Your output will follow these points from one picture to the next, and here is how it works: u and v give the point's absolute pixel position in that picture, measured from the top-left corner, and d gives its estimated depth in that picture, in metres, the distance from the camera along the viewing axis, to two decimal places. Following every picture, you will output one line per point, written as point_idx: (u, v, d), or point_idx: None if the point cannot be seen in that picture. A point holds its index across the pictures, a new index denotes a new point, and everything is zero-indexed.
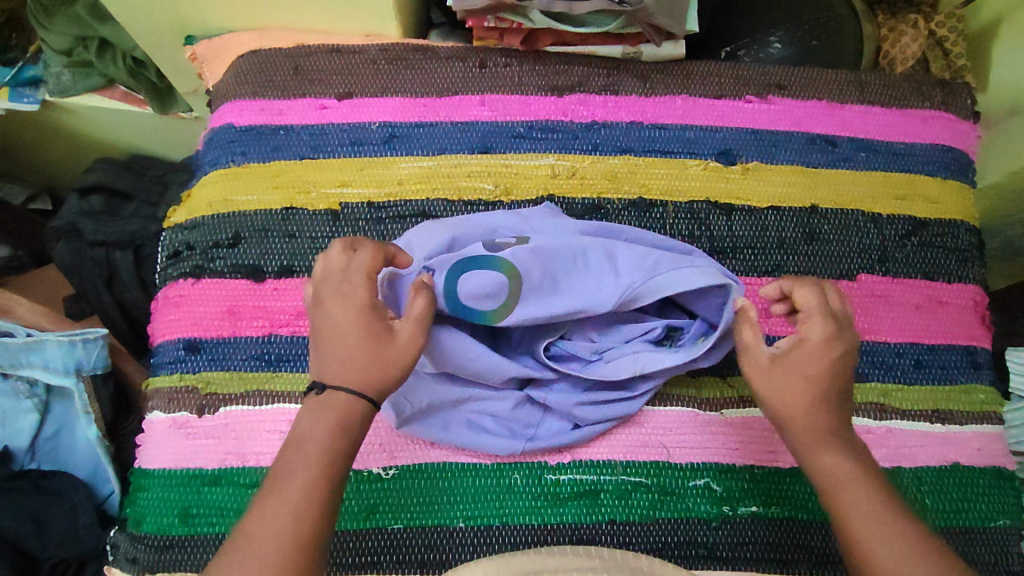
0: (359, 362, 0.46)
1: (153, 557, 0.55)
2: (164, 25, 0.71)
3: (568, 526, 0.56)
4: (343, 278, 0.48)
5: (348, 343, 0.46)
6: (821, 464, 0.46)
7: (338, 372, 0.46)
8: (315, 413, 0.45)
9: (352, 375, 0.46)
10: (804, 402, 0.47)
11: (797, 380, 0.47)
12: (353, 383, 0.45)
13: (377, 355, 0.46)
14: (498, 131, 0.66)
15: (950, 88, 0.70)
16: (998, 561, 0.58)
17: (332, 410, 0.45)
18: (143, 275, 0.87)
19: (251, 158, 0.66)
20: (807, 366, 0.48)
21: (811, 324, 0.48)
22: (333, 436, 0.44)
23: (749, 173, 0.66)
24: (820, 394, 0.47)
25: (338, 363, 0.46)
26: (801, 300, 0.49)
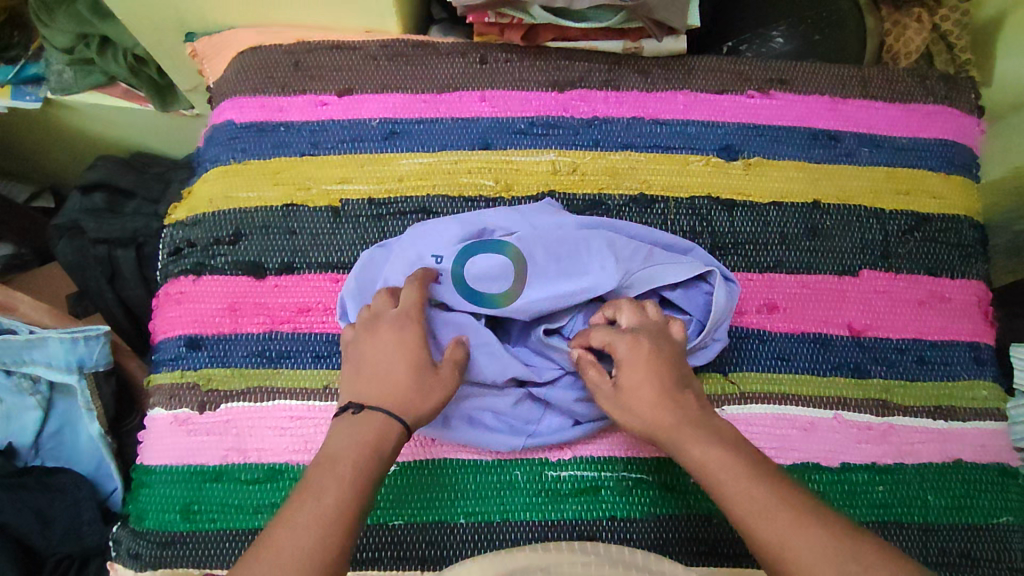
0: (400, 390, 0.48)
1: (155, 552, 0.55)
2: (165, 22, 0.71)
3: (568, 522, 0.56)
4: (398, 313, 0.52)
5: (393, 372, 0.49)
6: (691, 459, 0.46)
7: (377, 393, 0.48)
8: (349, 430, 0.46)
9: (392, 402, 0.48)
10: (650, 416, 0.48)
11: (636, 397, 0.48)
12: (392, 411, 0.48)
13: (420, 386, 0.49)
14: (499, 127, 0.66)
15: (954, 83, 0.70)
16: (1000, 558, 0.57)
17: (367, 430, 0.46)
18: (145, 272, 0.88)
19: (252, 155, 0.66)
20: (631, 379, 0.49)
21: (615, 345, 0.50)
22: (366, 454, 0.45)
23: (751, 169, 0.66)
24: (655, 403, 0.48)
25: (379, 389, 0.48)
26: (600, 334, 0.52)
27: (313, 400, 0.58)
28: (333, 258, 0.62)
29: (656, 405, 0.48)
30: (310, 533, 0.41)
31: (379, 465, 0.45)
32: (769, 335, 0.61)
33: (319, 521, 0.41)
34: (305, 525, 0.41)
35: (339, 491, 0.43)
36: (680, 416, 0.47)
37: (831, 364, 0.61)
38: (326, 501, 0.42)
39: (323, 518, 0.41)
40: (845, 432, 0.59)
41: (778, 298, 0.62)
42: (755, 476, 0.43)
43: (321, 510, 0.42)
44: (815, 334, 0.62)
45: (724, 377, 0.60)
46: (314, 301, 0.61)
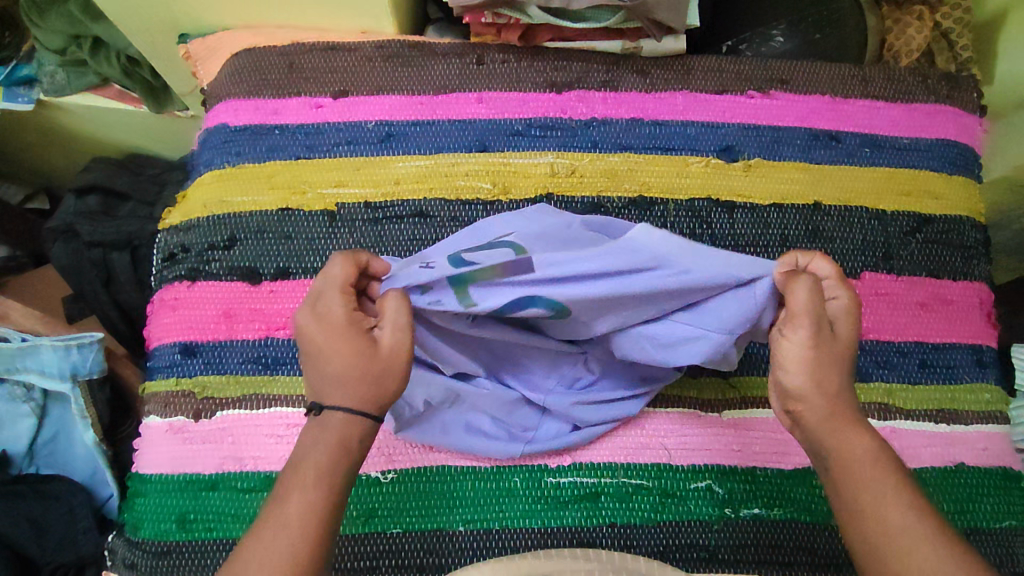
0: (346, 378, 0.43)
1: (151, 562, 0.55)
2: (157, 24, 0.70)
3: (569, 529, 0.55)
4: (317, 298, 0.45)
5: (331, 362, 0.43)
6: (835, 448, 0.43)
7: (330, 391, 0.43)
8: (313, 435, 0.43)
9: (345, 392, 0.43)
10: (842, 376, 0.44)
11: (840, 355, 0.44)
12: (348, 400, 0.43)
13: (361, 366, 0.43)
14: (496, 129, 0.65)
15: (956, 81, 0.69)
16: (1003, 562, 0.57)
17: (329, 430, 0.43)
18: (140, 275, 0.87)
19: (246, 158, 0.65)
20: (846, 337, 0.45)
21: (836, 293, 0.46)
22: (333, 456, 0.42)
23: (751, 171, 0.65)
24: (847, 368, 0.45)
25: (327, 383, 0.44)
26: (825, 274, 0.47)
27: (308, 407, 0.58)
28: (329, 262, 0.62)
29: (848, 372, 0.45)
30: (277, 544, 0.39)
31: (349, 468, 0.43)
32: None
33: (289, 531, 0.40)
34: (274, 535, 0.40)
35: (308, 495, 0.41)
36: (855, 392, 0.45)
37: None
38: (297, 506, 0.41)
39: (295, 527, 0.40)
40: None
41: None
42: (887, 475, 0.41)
43: (291, 517, 0.40)
44: None
45: (724, 382, 0.60)
46: None
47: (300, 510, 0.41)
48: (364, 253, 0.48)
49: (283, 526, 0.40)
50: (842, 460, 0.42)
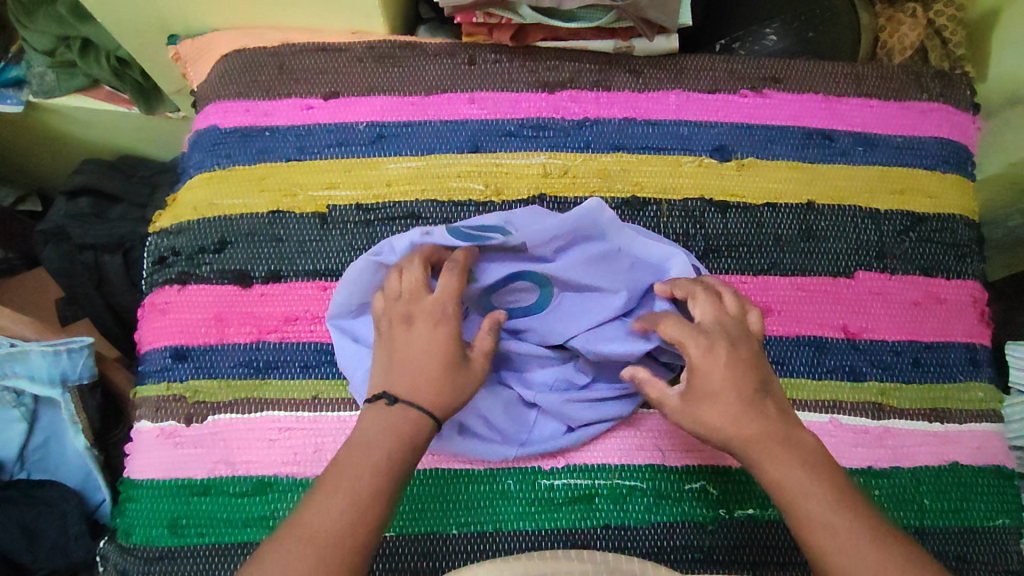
0: (434, 385, 0.48)
1: (141, 568, 0.55)
2: (146, 24, 0.70)
3: (562, 531, 0.55)
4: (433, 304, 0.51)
5: (422, 364, 0.49)
6: (771, 479, 0.45)
7: (410, 388, 0.48)
8: (380, 423, 0.47)
9: (425, 395, 0.48)
10: (727, 424, 0.46)
11: (714, 405, 0.46)
12: (424, 403, 0.48)
13: (450, 377, 0.49)
14: (488, 130, 0.65)
15: (949, 79, 0.69)
16: (996, 561, 0.57)
17: (401, 422, 0.47)
18: (132, 278, 0.86)
19: (237, 161, 0.64)
20: (711, 380, 0.47)
21: (688, 347, 0.48)
22: (399, 445, 0.46)
23: (744, 170, 0.65)
24: (732, 411, 0.46)
25: (409, 378, 0.48)
26: (673, 332, 0.49)
27: (301, 410, 0.58)
28: (320, 265, 0.61)
29: (733, 415, 0.46)
30: (340, 517, 0.42)
31: (410, 458, 0.46)
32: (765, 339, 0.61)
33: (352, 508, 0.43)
34: (336, 509, 0.42)
35: (372, 479, 0.44)
36: (761, 425, 0.46)
37: (826, 368, 0.61)
38: (362, 485, 0.44)
39: (355, 506, 0.43)
40: (840, 436, 0.59)
41: (772, 301, 0.62)
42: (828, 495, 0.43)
43: (353, 495, 0.43)
44: (810, 337, 0.61)
45: None
46: (302, 310, 0.60)
47: (363, 490, 0.43)
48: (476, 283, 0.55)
49: (344, 501, 0.43)
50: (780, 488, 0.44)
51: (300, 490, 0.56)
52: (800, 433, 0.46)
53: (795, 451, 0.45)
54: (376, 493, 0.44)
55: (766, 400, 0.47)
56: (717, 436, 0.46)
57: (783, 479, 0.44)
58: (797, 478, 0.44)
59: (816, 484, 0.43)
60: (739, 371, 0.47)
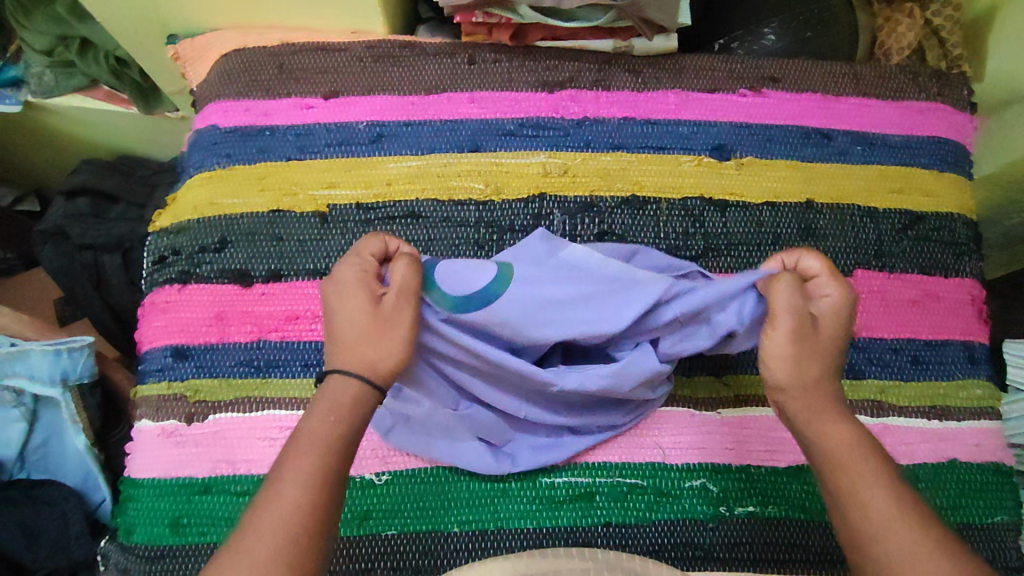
0: (354, 344, 0.45)
1: (142, 567, 0.55)
2: (146, 24, 0.70)
3: (564, 529, 0.55)
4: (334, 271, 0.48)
5: (339, 325, 0.46)
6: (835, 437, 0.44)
7: (338, 355, 0.45)
8: (322, 398, 0.44)
9: (351, 359, 0.45)
10: (820, 365, 0.46)
11: (818, 348, 0.46)
12: (353, 367, 0.45)
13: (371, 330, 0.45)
14: (488, 129, 0.65)
15: (947, 78, 0.69)
16: (995, 557, 0.58)
17: (333, 394, 0.44)
18: (132, 278, 0.86)
19: (237, 161, 0.64)
20: (830, 331, 0.47)
21: (830, 287, 0.48)
22: (341, 417, 0.43)
23: (744, 169, 0.65)
24: (825, 359, 0.46)
25: (335, 348, 0.46)
26: (811, 269, 0.49)
27: (301, 409, 0.58)
28: (321, 264, 0.61)
29: (826, 366, 0.46)
30: (283, 509, 0.40)
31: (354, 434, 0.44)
32: None
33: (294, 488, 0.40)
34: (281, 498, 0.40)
35: (315, 460, 0.41)
36: (834, 385, 0.46)
37: None
38: (303, 468, 0.41)
39: (300, 492, 0.40)
40: None
41: None
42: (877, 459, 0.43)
43: (296, 482, 0.40)
44: None
45: (718, 380, 0.60)
46: (303, 309, 0.60)
47: (307, 476, 0.41)
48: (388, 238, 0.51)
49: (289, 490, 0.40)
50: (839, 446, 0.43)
51: None
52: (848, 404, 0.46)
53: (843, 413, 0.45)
54: (320, 477, 0.41)
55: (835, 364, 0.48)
56: (805, 371, 0.46)
57: (837, 438, 0.44)
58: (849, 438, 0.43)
59: (869, 448, 0.43)
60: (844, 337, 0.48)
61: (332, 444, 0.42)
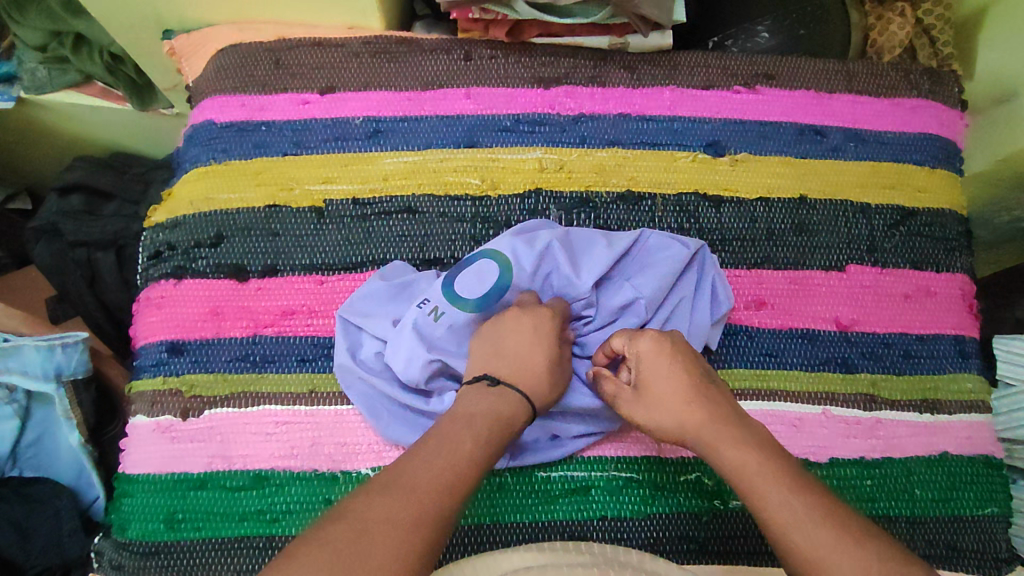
0: (533, 373, 0.49)
1: (138, 563, 0.55)
2: (141, 19, 0.69)
3: (560, 523, 0.55)
4: (534, 305, 0.53)
5: (525, 351, 0.50)
6: (728, 464, 0.45)
7: (511, 372, 0.49)
8: (485, 398, 0.47)
9: (525, 380, 0.49)
10: (674, 405, 0.48)
11: (662, 392, 0.49)
12: (523, 387, 0.48)
13: (550, 370, 0.50)
14: (484, 125, 0.65)
15: (938, 76, 0.70)
16: (985, 548, 0.58)
17: (502, 402, 0.47)
18: (125, 274, 0.86)
19: (233, 156, 0.64)
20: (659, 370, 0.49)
21: (639, 338, 0.51)
22: (500, 425, 0.46)
23: (738, 166, 0.66)
24: (677, 393, 0.48)
25: (513, 363, 0.49)
26: (620, 345, 0.52)
27: (297, 404, 0.57)
28: (317, 259, 0.61)
29: (676, 397, 0.48)
30: (437, 481, 0.40)
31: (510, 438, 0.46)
32: (758, 331, 0.62)
33: (458, 469, 0.41)
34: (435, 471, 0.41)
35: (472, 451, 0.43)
36: (707, 409, 0.47)
37: (818, 360, 0.61)
38: (464, 452, 0.43)
39: (461, 472, 0.41)
40: (833, 428, 0.60)
41: (766, 295, 0.63)
42: (789, 480, 0.42)
43: (459, 461, 0.42)
44: (803, 330, 0.62)
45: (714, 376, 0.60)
46: (299, 304, 0.60)
47: (462, 460, 0.42)
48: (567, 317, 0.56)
49: (442, 467, 0.41)
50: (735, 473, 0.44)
51: (297, 483, 0.56)
52: (754, 424, 0.47)
53: (748, 436, 0.45)
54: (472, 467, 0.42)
55: (714, 392, 0.48)
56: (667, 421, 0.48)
57: (737, 462, 0.44)
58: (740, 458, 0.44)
59: (772, 472, 0.43)
60: (686, 359, 0.50)
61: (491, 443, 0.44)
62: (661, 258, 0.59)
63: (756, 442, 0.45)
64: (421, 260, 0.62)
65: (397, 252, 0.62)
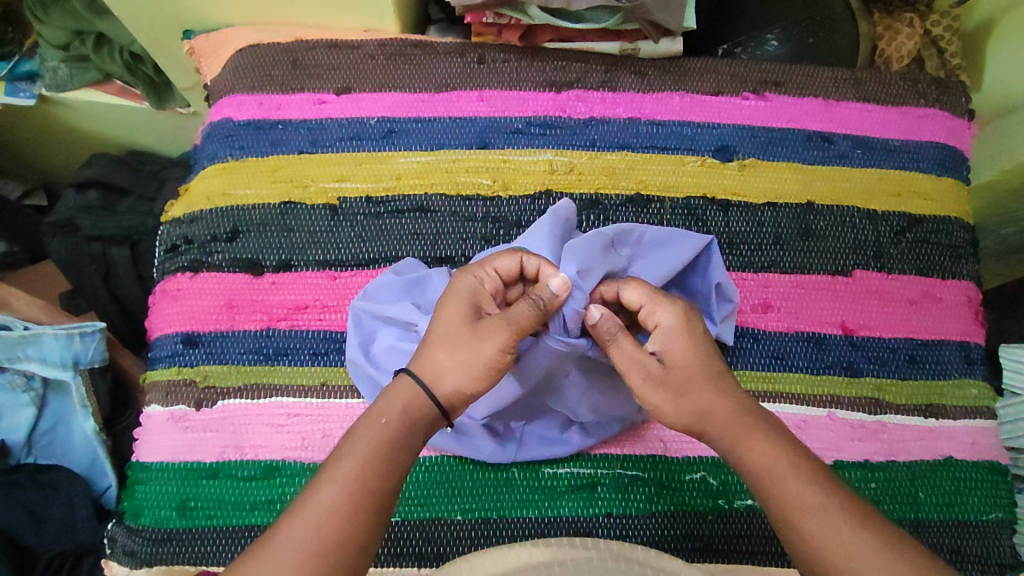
0: (435, 352, 0.46)
1: (151, 550, 0.56)
2: (163, 20, 0.71)
3: (565, 519, 0.56)
4: (476, 270, 0.50)
5: (437, 328, 0.47)
6: (753, 460, 0.44)
7: (419, 366, 0.46)
8: (388, 400, 0.45)
9: (425, 371, 0.46)
10: (697, 395, 0.46)
11: (685, 376, 0.46)
12: (424, 379, 0.45)
13: (457, 344, 0.46)
14: (495, 126, 0.66)
15: (945, 86, 0.71)
16: (990, 554, 0.59)
17: (390, 404, 0.44)
18: (140, 270, 0.87)
19: (250, 153, 0.66)
20: (680, 354, 0.47)
21: (661, 310, 0.48)
22: (391, 431, 0.43)
23: (746, 170, 0.66)
24: (700, 382, 0.46)
25: (425, 351, 0.47)
26: (637, 298, 0.49)
27: (309, 397, 0.59)
28: (330, 255, 0.63)
29: (702, 383, 0.46)
30: (319, 515, 0.40)
31: (400, 442, 0.43)
32: (764, 334, 0.62)
33: (326, 503, 0.40)
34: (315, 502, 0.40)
35: (357, 470, 0.41)
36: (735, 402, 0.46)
37: (824, 363, 0.62)
38: (344, 474, 0.41)
39: (327, 505, 0.40)
40: (837, 430, 0.60)
41: (772, 298, 0.63)
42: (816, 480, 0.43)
43: (326, 492, 0.41)
44: (808, 333, 0.63)
45: None
46: (312, 299, 0.61)
47: (335, 488, 0.41)
48: (550, 267, 0.50)
49: (324, 495, 0.41)
50: (762, 468, 0.43)
51: (306, 474, 0.56)
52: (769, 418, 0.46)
53: (771, 432, 0.45)
54: (358, 489, 0.41)
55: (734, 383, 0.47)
56: (690, 406, 0.46)
57: (763, 461, 0.44)
58: (761, 455, 0.44)
59: (799, 470, 0.43)
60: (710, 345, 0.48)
61: (376, 457, 0.42)
62: (671, 250, 0.58)
63: (774, 436, 0.45)
64: (432, 257, 0.63)
65: (410, 250, 0.63)
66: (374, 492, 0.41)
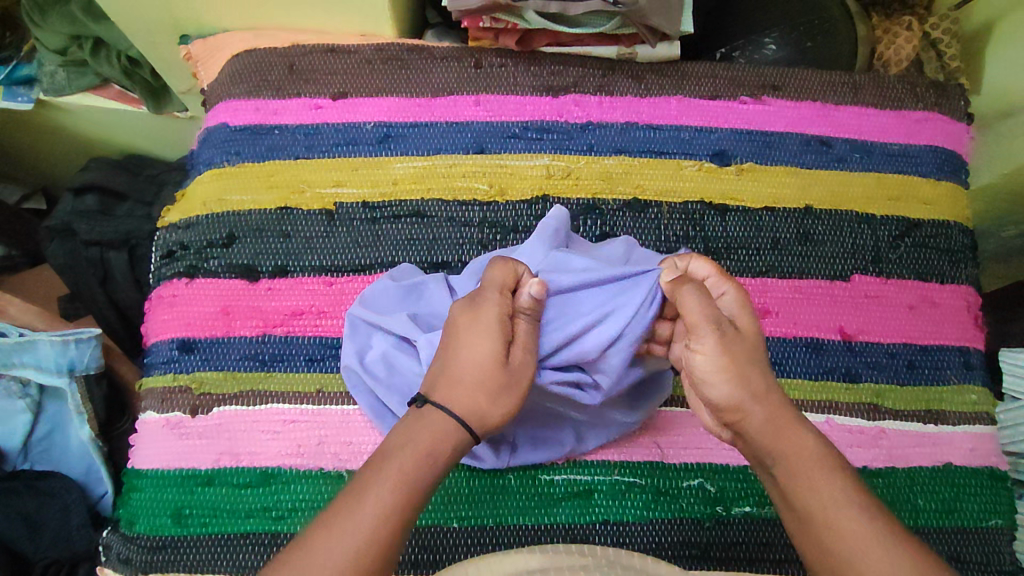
0: (467, 382, 0.44)
1: (146, 557, 0.55)
2: (160, 25, 0.71)
3: (562, 526, 0.56)
4: (481, 295, 0.46)
5: (467, 363, 0.44)
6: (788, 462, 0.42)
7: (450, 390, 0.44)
8: (415, 428, 0.43)
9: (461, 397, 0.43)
10: (762, 378, 0.43)
11: (754, 357, 0.43)
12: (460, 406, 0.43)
13: (488, 376, 0.44)
14: (492, 131, 0.66)
15: (944, 90, 0.70)
16: (990, 561, 0.58)
17: (426, 430, 0.42)
18: (138, 275, 0.87)
19: (246, 158, 0.66)
20: (749, 332, 0.45)
21: (727, 286, 0.47)
22: (426, 457, 0.41)
23: (744, 175, 0.66)
24: (764, 370, 0.44)
25: (459, 377, 0.44)
26: (703, 271, 0.48)
27: (306, 403, 0.58)
28: (326, 261, 0.62)
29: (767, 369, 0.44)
30: (353, 540, 0.38)
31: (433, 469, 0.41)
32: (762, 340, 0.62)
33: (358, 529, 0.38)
34: (347, 527, 0.38)
35: (393, 498, 0.40)
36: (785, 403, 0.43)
37: (822, 368, 0.62)
38: (382, 500, 0.39)
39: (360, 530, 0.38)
40: (836, 437, 0.60)
41: (770, 303, 0.63)
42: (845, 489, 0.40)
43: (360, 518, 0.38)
44: (807, 338, 0.62)
45: None
46: (308, 305, 0.61)
47: (370, 514, 0.39)
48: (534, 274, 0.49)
49: (357, 520, 0.39)
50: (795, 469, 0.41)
51: (302, 482, 0.56)
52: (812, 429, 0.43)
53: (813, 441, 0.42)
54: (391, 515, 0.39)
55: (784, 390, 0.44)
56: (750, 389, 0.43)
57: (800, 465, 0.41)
58: (807, 460, 0.41)
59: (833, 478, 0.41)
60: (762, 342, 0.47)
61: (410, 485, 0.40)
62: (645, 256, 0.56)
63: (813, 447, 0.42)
64: (429, 262, 0.63)
65: (406, 256, 0.63)
66: (406, 522, 0.40)
